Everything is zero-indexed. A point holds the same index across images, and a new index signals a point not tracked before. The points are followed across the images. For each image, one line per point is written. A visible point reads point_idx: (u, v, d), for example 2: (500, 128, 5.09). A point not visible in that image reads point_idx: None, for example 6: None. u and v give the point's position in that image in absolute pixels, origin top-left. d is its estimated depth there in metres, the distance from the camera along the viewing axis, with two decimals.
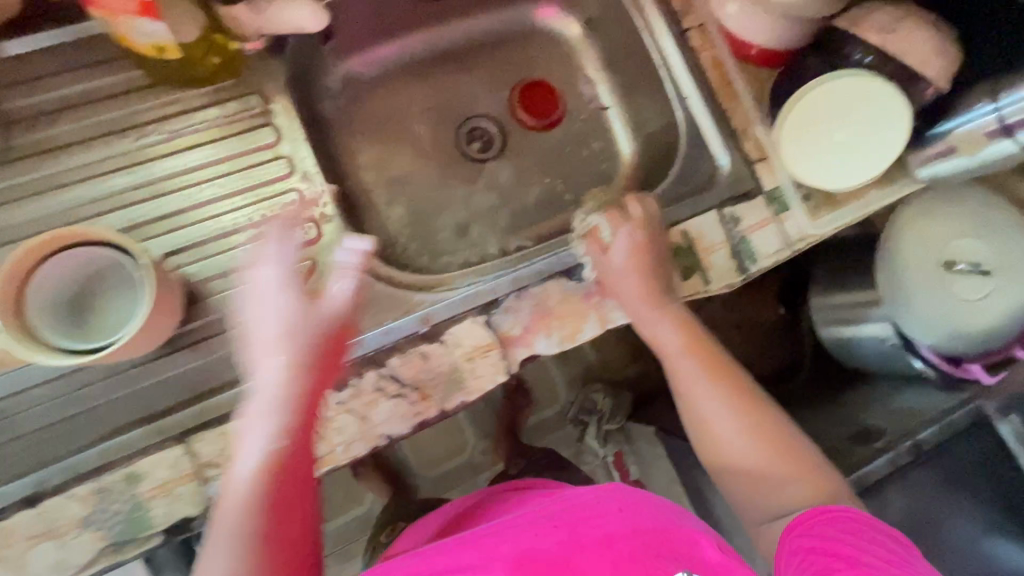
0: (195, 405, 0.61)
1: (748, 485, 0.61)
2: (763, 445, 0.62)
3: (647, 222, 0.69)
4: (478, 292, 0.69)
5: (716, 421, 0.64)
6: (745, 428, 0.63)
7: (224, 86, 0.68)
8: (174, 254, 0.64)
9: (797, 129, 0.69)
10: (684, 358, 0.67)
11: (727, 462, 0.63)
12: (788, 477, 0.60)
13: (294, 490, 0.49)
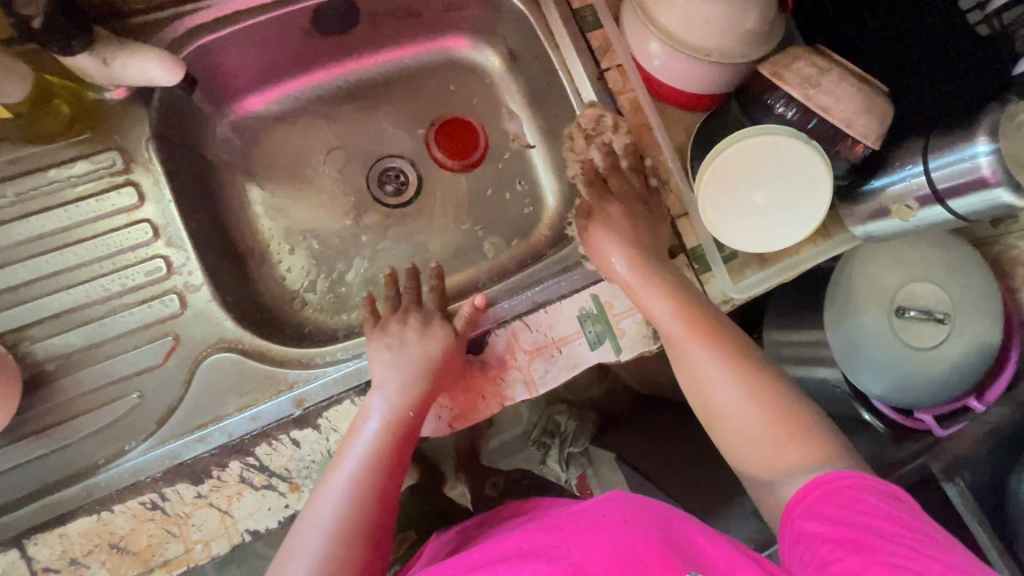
0: (32, 504, 0.55)
1: (759, 458, 0.53)
2: (765, 413, 0.54)
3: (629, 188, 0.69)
4: (358, 368, 0.62)
5: (711, 387, 0.56)
6: (746, 394, 0.55)
7: (78, 141, 0.61)
8: (17, 332, 0.58)
9: (711, 188, 0.63)
10: (674, 321, 0.59)
11: (729, 428, 0.55)
12: (785, 435, 0.52)
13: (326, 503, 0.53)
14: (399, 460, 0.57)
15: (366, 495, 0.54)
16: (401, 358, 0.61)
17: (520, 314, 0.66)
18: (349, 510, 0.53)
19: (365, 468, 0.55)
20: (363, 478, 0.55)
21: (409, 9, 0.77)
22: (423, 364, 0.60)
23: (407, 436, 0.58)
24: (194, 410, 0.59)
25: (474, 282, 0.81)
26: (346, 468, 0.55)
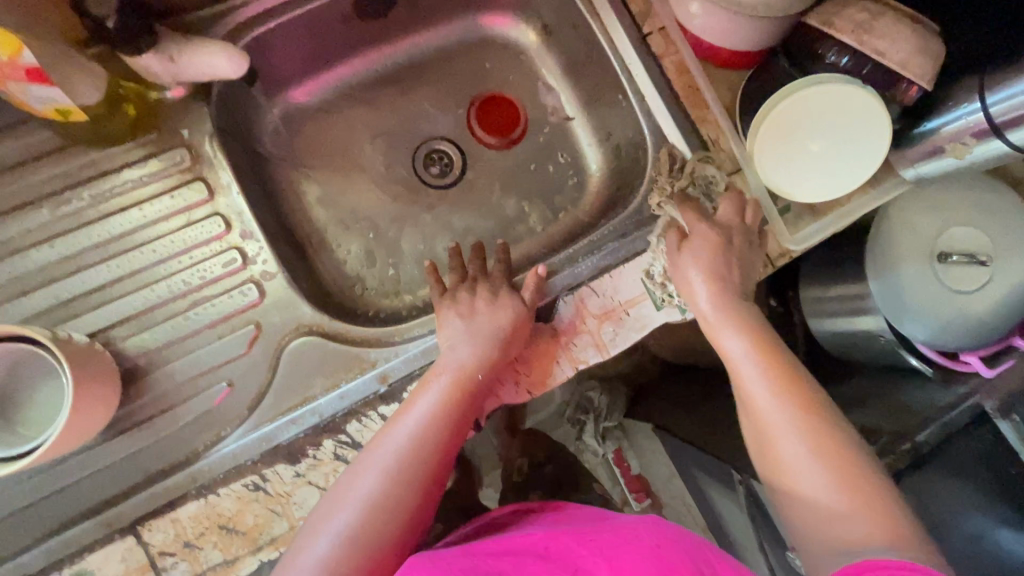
0: (142, 493, 0.57)
1: (823, 530, 0.46)
2: (845, 479, 0.47)
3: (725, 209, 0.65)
4: (433, 343, 0.63)
5: (778, 445, 0.51)
6: (823, 459, 0.48)
7: (145, 141, 0.63)
8: (108, 330, 0.60)
9: (766, 140, 0.64)
10: (744, 368, 0.56)
11: (786, 482, 0.50)
12: (857, 509, 0.45)
13: (384, 453, 0.53)
14: (464, 412, 0.57)
15: (427, 444, 0.54)
16: (469, 323, 0.61)
17: (586, 280, 0.67)
18: (403, 461, 0.52)
19: (432, 417, 0.55)
20: (423, 433, 0.54)
21: None
22: (491, 328, 0.60)
23: (474, 392, 0.58)
24: (283, 394, 0.61)
25: (526, 256, 0.82)
26: (410, 422, 0.55)
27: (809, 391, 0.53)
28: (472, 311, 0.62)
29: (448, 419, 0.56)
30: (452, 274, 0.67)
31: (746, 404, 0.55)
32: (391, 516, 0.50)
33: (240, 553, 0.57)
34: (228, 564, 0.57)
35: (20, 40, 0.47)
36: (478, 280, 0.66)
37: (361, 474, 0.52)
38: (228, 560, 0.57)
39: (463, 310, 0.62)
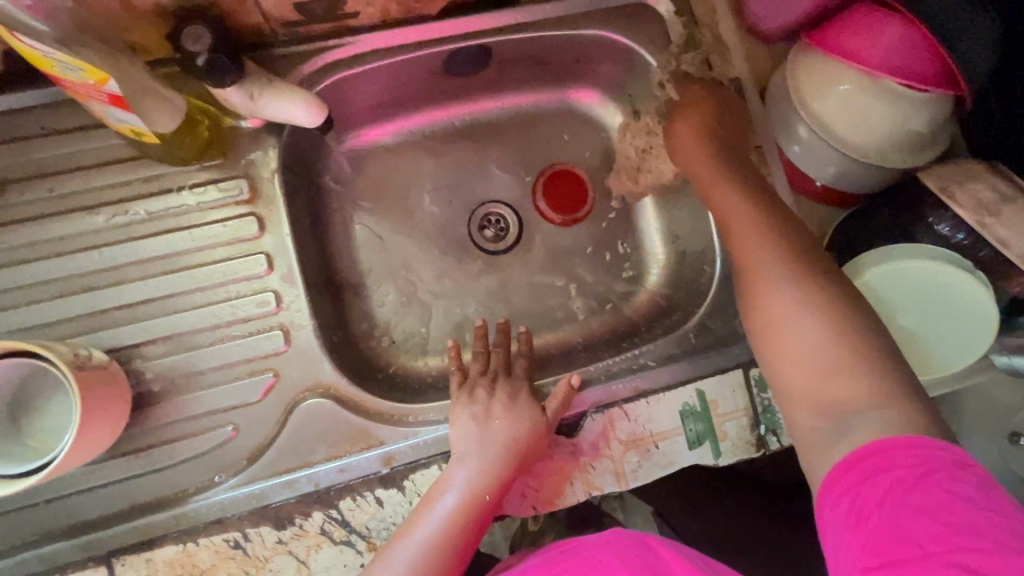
0: (125, 525, 0.56)
1: (812, 389, 0.47)
2: (828, 301, 0.49)
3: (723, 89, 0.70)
4: (445, 436, 0.61)
5: (770, 289, 0.52)
6: (790, 276, 0.52)
7: (211, 166, 0.62)
8: (133, 348, 0.59)
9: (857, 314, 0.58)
10: (740, 214, 0.59)
11: (761, 315, 0.52)
12: (824, 324, 0.48)
13: (390, 564, 0.51)
14: (471, 540, 0.54)
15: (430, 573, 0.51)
16: (483, 435, 0.58)
17: (619, 400, 0.63)
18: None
19: (439, 543, 0.52)
20: (430, 556, 0.52)
21: (542, 58, 0.74)
22: (505, 445, 0.58)
23: (484, 514, 0.55)
24: (285, 452, 0.59)
25: (562, 343, 0.78)
26: (413, 541, 0.52)
27: (787, 218, 0.57)
28: (488, 418, 0.59)
29: (462, 521, 0.54)
30: (475, 361, 0.65)
31: (732, 234, 0.59)
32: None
33: None
34: None
35: (108, 73, 0.47)
36: (500, 378, 0.63)
37: None
38: None
39: (481, 412, 0.60)
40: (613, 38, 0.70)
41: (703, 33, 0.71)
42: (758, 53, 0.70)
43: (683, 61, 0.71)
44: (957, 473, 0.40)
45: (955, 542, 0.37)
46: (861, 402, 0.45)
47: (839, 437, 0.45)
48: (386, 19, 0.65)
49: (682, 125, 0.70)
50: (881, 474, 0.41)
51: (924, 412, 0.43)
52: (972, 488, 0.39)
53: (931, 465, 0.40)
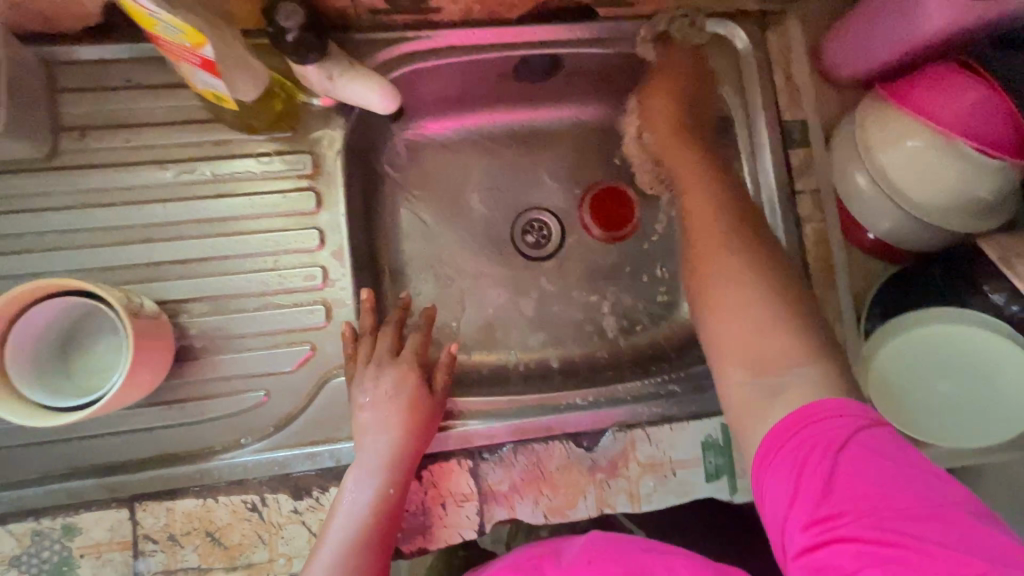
0: (150, 473, 0.57)
1: (744, 347, 0.54)
2: (774, 280, 0.56)
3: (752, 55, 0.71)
4: (472, 432, 0.61)
5: (721, 262, 0.58)
6: (752, 278, 0.57)
7: (279, 137, 0.64)
8: (182, 303, 0.61)
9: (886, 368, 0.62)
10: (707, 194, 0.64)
11: (708, 288, 0.58)
12: (763, 319, 0.54)
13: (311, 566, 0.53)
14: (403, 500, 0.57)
15: (372, 536, 0.55)
16: (375, 423, 0.58)
17: (643, 423, 0.63)
18: (356, 557, 0.53)
19: (380, 509, 0.55)
20: (350, 555, 0.53)
21: (609, 74, 0.75)
22: (400, 429, 0.58)
23: (395, 511, 0.56)
24: (312, 425, 0.60)
25: (589, 357, 0.79)
26: (332, 542, 0.54)
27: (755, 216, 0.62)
28: (378, 404, 0.59)
29: (373, 519, 0.55)
30: (363, 340, 0.61)
31: (695, 219, 0.63)
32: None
33: (215, 565, 0.57)
34: (201, 571, 0.57)
35: (208, 38, 0.48)
36: (391, 362, 0.61)
37: None
38: (203, 567, 0.56)
39: (373, 401, 0.59)
40: (684, 63, 0.71)
41: (775, 69, 0.70)
42: (827, 98, 0.70)
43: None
44: (868, 427, 0.45)
45: (877, 495, 0.42)
46: (793, 359, 0.51)
47: (771, 394, 0.51)
48: (466, 18, 0.66)
49: (654, 104, 0.73)
50: (807, 442, 0.46)
51: (836, 380, 0.50)
52: (883, 438, 0.45)
53: (845, 425, 0.46)
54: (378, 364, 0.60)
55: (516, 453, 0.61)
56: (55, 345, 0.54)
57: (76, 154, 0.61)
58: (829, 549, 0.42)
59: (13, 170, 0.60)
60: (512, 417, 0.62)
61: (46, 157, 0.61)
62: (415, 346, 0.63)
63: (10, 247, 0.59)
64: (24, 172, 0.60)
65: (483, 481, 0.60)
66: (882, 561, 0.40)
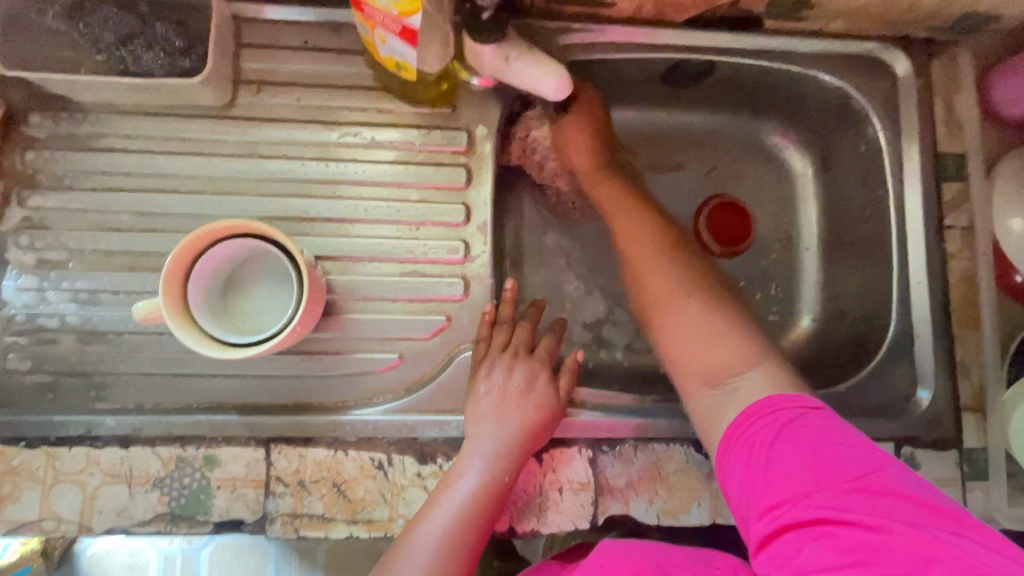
0: (287, 417, 0.60)
1: (697, 360, 0.58)
2: (683, 283, 0.63)
3: (903, 88, 0.69)
4: (596, 424, 0.62)
5: (649, 280, 0.64)
6: (703, 300, 0.61)
7: (439, 112, 0.66)
8: (331, 259, 0.64)
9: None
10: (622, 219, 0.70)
11: (660, 303, 0.63)
12: (709, 333, 0.59)
13: (413, 535, 0.54)
14: (506, 486, 0.57)
15: (472, 517, 0.55)
16: (496, 414, 0.59)
17: None
18: (453, 535, 0.54)
19: (481, 491, 0.56)
20: (457, 528, 0.54)
21: (757, 88, 0.74)
22: (521, 423, 0.59)
23: (504, 493, 0.57)
24: (441, 393, 0.62)
25: None
26: (440, 514, 0.55)
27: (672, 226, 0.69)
28: (502, 396, 0.59)
29: (483, 495, 0.56)
30: (500, 329, 0.63)
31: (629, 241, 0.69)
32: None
33: (338, 516, 0.58)
34: (324, 519, 0.58)
35: (420, 5, 0.49)
36: (522, 360, 0.62)
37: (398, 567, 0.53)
38: (326, 516, 0.58)
39: (499, 394, 0.60)
40: (839, 85, 0.70)
41: (936, 99, 0.69)
42: (988, 135, 0.69)
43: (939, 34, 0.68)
44: (795, 417, 0.49)
45: (809, 475, 0.44)
46: (739, 365, 0.56)
47: (729, 402, 0.54)
48: (635, 17, 0.66)
49: (570, 129, 0.71)
50: (753, 439, 0.50)
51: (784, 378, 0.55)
52: (812, 424, 0.48)
53: (782, 419, 0.49)
54: (509, 363, 0.61)
55: (635, 450, 0.61)
56: (222, 283, 0.57)
57: (252, 107, 0.64)
58: (782, 533, 0.43)
59: (194, 115, 0.63)
60: (635, 414, 0.63)
61: (224, 106, 0.64)
62: (542, 350, 0.64)
63: (184, 187, 0.63)
64: (204, 117, 0.64)
65: (601, 473, 0.61)
66: (827, 539, 0.41)
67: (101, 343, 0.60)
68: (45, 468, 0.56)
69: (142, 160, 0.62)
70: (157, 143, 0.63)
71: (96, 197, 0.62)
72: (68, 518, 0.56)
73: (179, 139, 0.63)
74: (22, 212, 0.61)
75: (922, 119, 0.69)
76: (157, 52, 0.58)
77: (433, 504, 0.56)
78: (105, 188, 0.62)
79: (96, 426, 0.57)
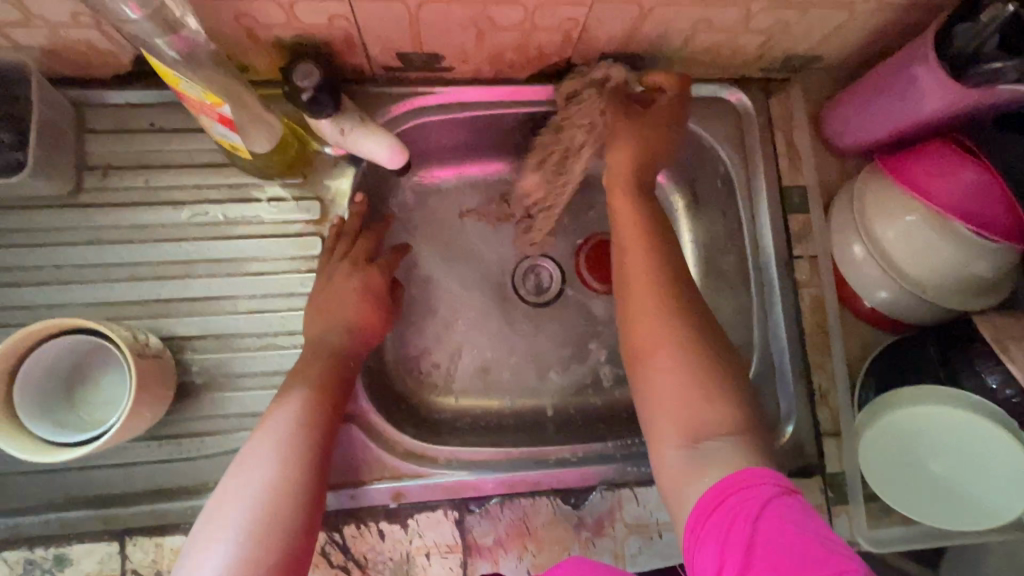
0: (143, 506, 0.59)
1: (682, 413, 0.52)
2: (670, 307, 0.57)
3: (745, 127, 0.72)
4: (461, 483, 0.62)
5: (654, 323, 0.56)
6: (696, 351, 0.54)
7: (291, 183, 0.66)
8: (188, 339, 0.64)
9: (874, 455, 0.62)
10: (629, 229, 0.62)
11: (654, 337, 0.55)
12: (717, 405, 0.52)
13: (247, 457, 0.55)
14: (329, 421, 0.59)
15: (299, 459, 0.56)
16: (325, 324, 0.61)
17: (632, 482, 0.63)
18: (281, 481, 0.54)
19: (296, 431, 0.57)
20: (290, 450, 0.56)
21: None
22: (346, 332, 0.62)
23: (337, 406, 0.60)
24: None
25: (582, 407, 0.79)
26: (270, 440, 0.56)
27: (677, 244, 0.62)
28: (333, 287, 0.62)
29: (317, 409, 0.58)
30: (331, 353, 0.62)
31: (637, 292, 0.58)
32: (289, 518, 0.53)
33: None
34: None
35: (226, 98, 0.51)
36: (361, 268, 0.64)
37: (234, 495, 0.53)
38: None
39: (325, 296, 0.62)
40: (689, 128, 0.72)
41: (777, 135, 0.72)
42: (830, 165, 0.71)
43: (772, 73, 0.71)
44: (767, 502, 0.44)
45: (784, 572, 0.40)
46: (728, 431, 0.50)
47: (698, 463, 0.49)
48: (474, 75, 0.68)
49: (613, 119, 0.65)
50: (715, 535, 0.45)
51: (764, 448, 0.50)
52: (786, 510, 0.43)
53: (764, 497, 0.44)
54: (324, 262, 0.64)
55: (502, 507, 0.62)
56: (60, 378, 0.56)
57: (99, 192, 0.64)
58: None
59: (40, 205, 0.63)
60: (501, 470, 0.63)
61: (70, 194, 0.64)
62: (376, 283, 0.65)
63: (33, 279, 0.62)
64: (51, 207, 0.63)
65: (467, 533, 0.61)
66: None
67: None
68: None
69: None
70: (1, 236, 0.62)
71: None
72: None
73: (26, 231, 0.63)
74: None
75: (765, 155, 0.71)
76: None
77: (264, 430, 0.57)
78: None
79: None
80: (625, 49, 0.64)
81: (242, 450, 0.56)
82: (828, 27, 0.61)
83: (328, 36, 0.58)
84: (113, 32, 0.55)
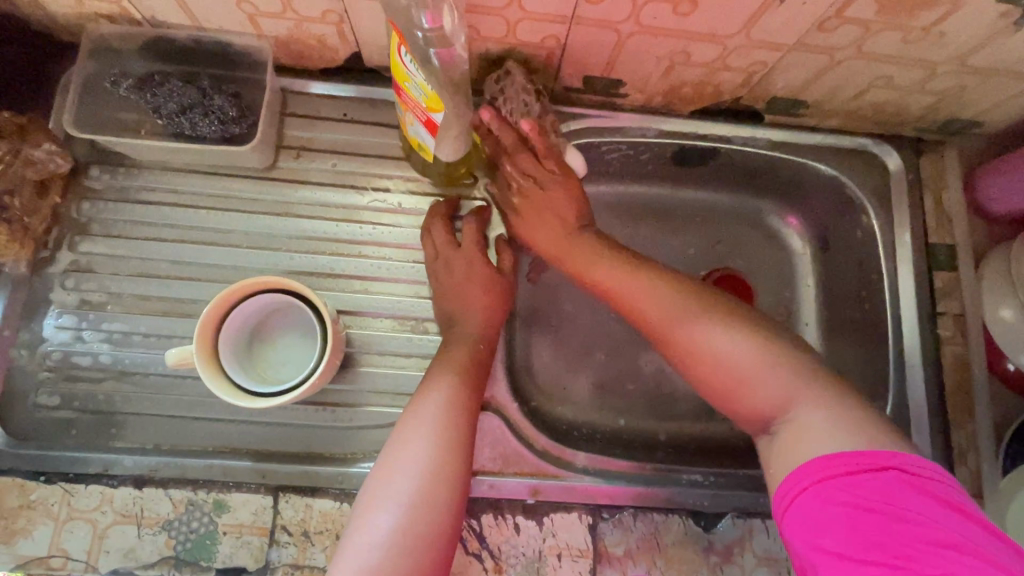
0: (296, 467, 0.61)
1: (747, 404, 0.57)
2: (672, 295, 0.60)
3: (897, 182, 0.74)
4: (596, 490, 0.63)
5: (686, 329, 0.59)
6: (717, 325, 0.58)
7: (461, 184, 0.72)
8: (350, 314, 0.67)
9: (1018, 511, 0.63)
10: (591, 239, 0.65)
11: (683, 343, 0.59)
12: (767, 378, 0.56)
13: (402, 436, 0.57)
14: (474, 408, 0.60)
15: (452, 439, 0.57)
16: (459, 317, 0.65)
17: (764, 514, 0.64)
18: (432, 466, 0.55)
19: (448, 416, 0.58)
20: (443, 434, 0.57)
21: (760, 173, 0.79)
22: (483, 322, 0.65)
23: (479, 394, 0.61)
24: None
25: (699, 437, 0.78)
26: (421, 422, 0.57)
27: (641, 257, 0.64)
28: (458, 279, 0.66)
29: (464, 397, 0.60)
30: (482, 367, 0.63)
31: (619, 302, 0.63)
32: (441, 504, 0.54)
33: None
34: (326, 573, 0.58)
35: (444, 105, 0.55)
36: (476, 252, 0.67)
37: (392, 472, 0.55)
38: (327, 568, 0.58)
39: (452, 294, 0.65)
40: (837, 176, 0.75)
41: (926, 194, 0.74)
42: (976, 229, 0.74)
43: (927, 134, 0.74)
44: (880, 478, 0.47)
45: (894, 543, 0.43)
46: (785, 404, 0.55)
47: (776, 450, 0.54)
48: (646, 106, 0.72)
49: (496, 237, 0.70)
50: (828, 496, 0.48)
51: (855, 420, 0.52)
52: (883, 487, 0.46)
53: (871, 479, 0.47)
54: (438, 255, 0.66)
55: (635, 518, 0.63)
56: (248, 334, 0.60)
57: (289, 170, 0.70)
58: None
59: (238, 174, 0.69)
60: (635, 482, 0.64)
61: (266, 168, 0.69)
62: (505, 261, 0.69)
63: (223, 240, 0.67)
64: (247, 176, 0.69)
65: (600, 540, 0.62)
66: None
67: (126, 384, 0.63)
68: (60, 503, 0.58)
69: (185, 212, 0.67)
70: (199, 199, 0.68)
71: (139, 246, 0.66)
72: (75, 556, 0.57)
73: (223, 196, 0.69)
74: (70, 257, 0.65)
75: (915, 211, 0.73)
76: (212, 119, 0.64)
77: (413, 410, 0.59)
78: (149, 238, 0.66)
79: (114, 465, 0.59)
80: (797, 96, 0.68)
81: (396, 429, 0.58)
82: (1001, 97, 0.65)
83: (533, 55, 0.63)
84: (350, 31, 0.62)
